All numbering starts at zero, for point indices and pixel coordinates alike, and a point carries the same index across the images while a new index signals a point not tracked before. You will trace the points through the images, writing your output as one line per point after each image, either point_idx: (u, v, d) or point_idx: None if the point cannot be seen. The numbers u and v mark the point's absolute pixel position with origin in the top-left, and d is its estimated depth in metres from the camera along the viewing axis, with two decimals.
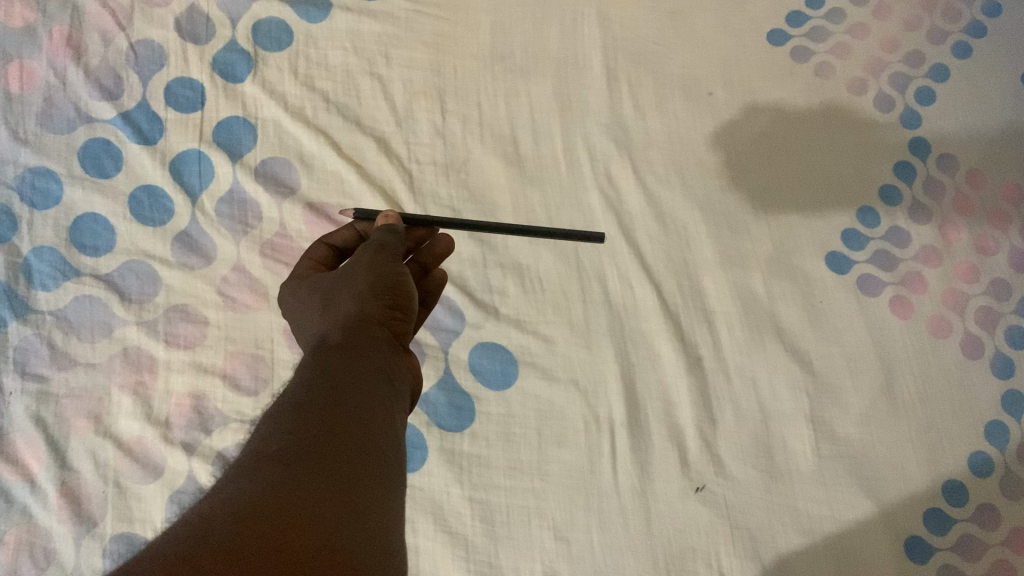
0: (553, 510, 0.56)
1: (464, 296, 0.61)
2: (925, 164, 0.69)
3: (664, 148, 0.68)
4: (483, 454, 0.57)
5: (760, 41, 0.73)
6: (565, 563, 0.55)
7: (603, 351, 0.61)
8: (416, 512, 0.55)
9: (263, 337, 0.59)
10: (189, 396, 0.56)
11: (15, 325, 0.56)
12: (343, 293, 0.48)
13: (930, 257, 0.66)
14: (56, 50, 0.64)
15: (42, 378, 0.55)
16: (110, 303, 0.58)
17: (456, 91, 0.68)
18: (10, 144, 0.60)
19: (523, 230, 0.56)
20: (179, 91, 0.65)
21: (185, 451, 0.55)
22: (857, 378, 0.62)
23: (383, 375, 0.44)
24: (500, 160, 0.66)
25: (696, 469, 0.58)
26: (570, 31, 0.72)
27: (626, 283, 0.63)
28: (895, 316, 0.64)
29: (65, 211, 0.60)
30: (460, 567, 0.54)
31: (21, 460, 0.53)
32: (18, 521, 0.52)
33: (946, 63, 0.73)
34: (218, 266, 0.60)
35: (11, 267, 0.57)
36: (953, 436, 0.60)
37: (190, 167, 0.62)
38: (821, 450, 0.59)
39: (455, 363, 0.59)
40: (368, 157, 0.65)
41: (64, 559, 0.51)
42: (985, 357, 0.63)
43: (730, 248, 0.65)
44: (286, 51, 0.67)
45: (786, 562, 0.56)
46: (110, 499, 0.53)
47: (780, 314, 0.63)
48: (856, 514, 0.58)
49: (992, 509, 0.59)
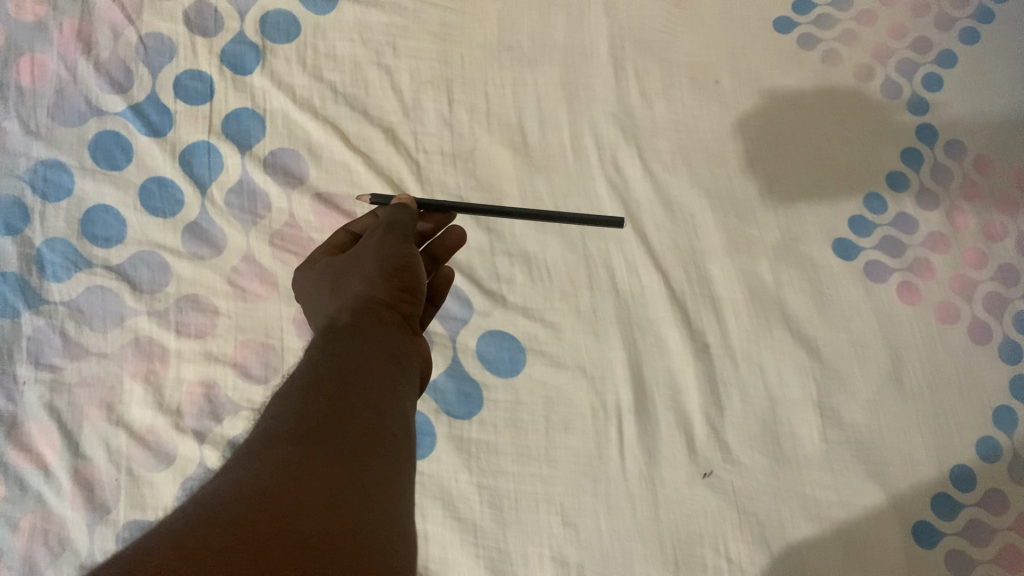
0: (561, 496, 0.56)
1: (472, 285, 0.61)
2: (932, 150, 0.69)
3: (672, 136, 0.68)
4: (491, 440, 0.57)
5: (767, 29, 0.73)
6: (573, 549, 0.55)
7: (610, 338, 0.61)
8: (425, 497, 0.55)
9: (273, 326, 0.59)
10: (200, 384, 0.57)
11: (28, 315, 0.57)
12: (352, 276, 0.49)
13: (938, 243, 0.66)
14: (67, 43, 0.64)
15: (55, 367, 0.56)
16: (121, 293, 0.58)
17: (463, 81, 0.69)
18: (22, 137, 0.61)
19: (545, 216, 0.56)
20: (188, 82, 0.65)
21: (196, 439, 0.55)
22: (865, 365, 0.62)
23: (392, 358, 0.45)
24: (506, 150, 0.66)
25: (704, 455, 0.58)
26: (576, 20, 0.72)
27: (633, 270, 0.63)
28: (903, 302, 0.64)
29: (77, 203, 0.60)
30: (469, 553, 0.54)
31: (34, 447, 0.54)
32: (33, 508, 0.52)
33: (954, 49, 0.72)
34: (228, 256, 0.61)
35: (24, 258, 0.58)
36: (961, 422, 0.60)
37: (200, 158, 0.63)
38: (828, 435, 0.59)
39: (463, 351, 0.60)
40: (376, 147, 0.65)
41: (78, 546, 0.52)
42: (993, 342, 0.63)
43: (737, 235, 0.65)
44: (294, 43, 0.68)
45: (794, 547, 0.56)
46: (122, 486, 0.54)
47: (787, 301, 0.63)
48: (864, 500, 0.58)
49: (1000, 494, 0.58)
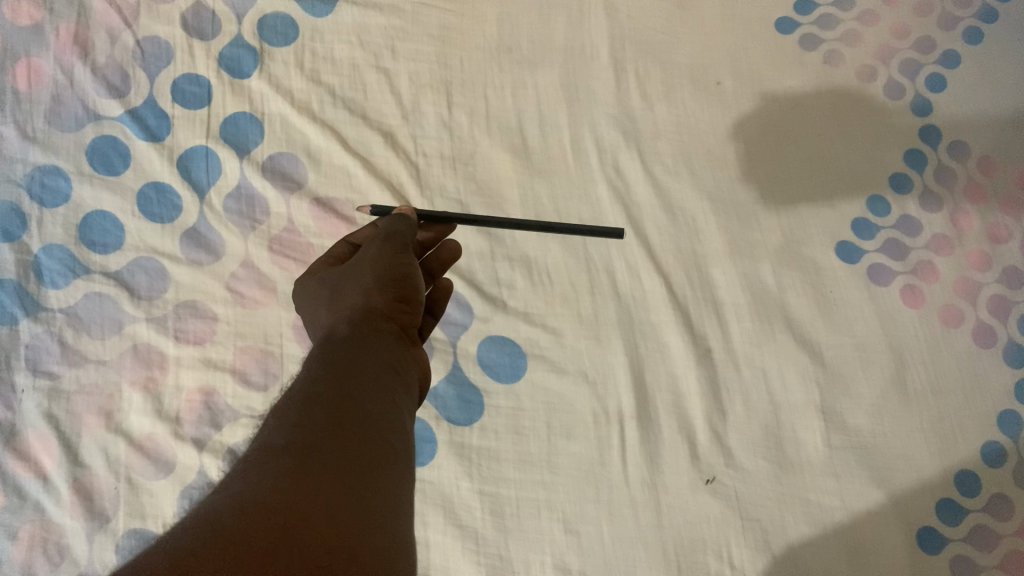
0: (563, 503, 0.56)
1: (473, 290, 0.61)
2: (936, 152, 0.68)
3: (673, 138, 0.68)
4: (492, 447, 0.57)
5: (769, 30, 0.72)
6: (575, 556, 0.55)
7: (612, 343, 0.60)
8: (426, 504, 0.55)
9: (273, 332, 0.59)
10: (199, 392, 0.56)
11: (26, 322, 0.56)
12: (349, 287, 0.48)
13: (942, 246, 0.65)
14: (63, 47, 0.64)
15: (53, 374, 0.56)
16: (120, 299, 0.58)
17: (463, 84, 0.68)
18: (20, 143, 0.61)
19: (546, 227, 0.56)
20: (186, 87, 0.65)
21: (196, 447, 0.55)
22: (869, 369, 0.61)
23: (390, 369, 0.44)
24: (507, 154, 0.66)
25: (706, 461, 0.58)
26: (576, 21, 0.71)
27: (635, 275, 0.63)
28: (906, 305, 0.63)
29: (75, 209, 0.60)
30: (470, 560, 0.54)
31: (33, 456, 0.53)
32: (32, 516, 0.52)
33: (957, 49, 0.72)
34: (227, 262, 0.60)
35: (22, 265, 0.58)
36: (965, 425, 0.60)
37: (198, 163, 0.63)
38: (831, 440, 0.59)
39: (464, 357, 0.59)
40: (375, 151, 0.65)
41: (77, 555, 0.52)
42: (998, 346, 0.62)
43: (739, 238, 0.65)
44: (292, 46, 0.67)
45: (797, 552, 0.56)
46: (122, 494, 0.53)
47: (790, 304, 0.63)
48: (866, 504, 0.57)
49: (1005, 499, 0.58)
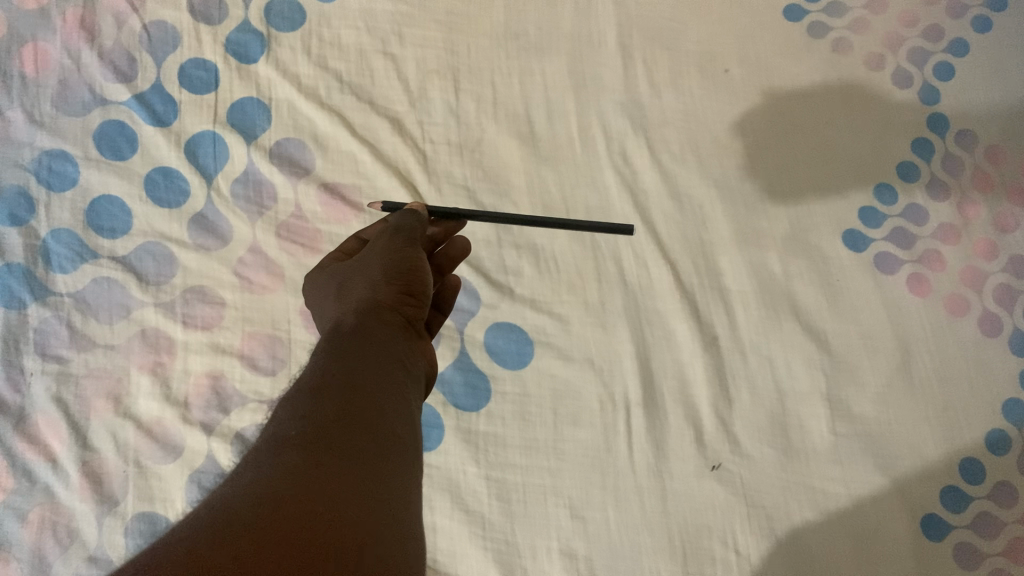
0: (569, 489, 0.56)
1: (479, 277, 0.61)
2: (943, 141, 0.68)
3: (680, 126, 0.68)
4: (499, 433, 0.57)
5: (777, 17, 0.72)
6: (581, 542, 0.55)
7: (618, 330, 0.61)
8: (433, 490, 0.55)
9: (280, 318, 0.59)
10: (206, 376, 0.57)
11: (34, 306, 0.56)
12: (357, 281, 0.48)
13: (948, 234, 0.65)
14: (70, 32, 0.64)
15: (62, 359, 0.56)
16: (128, 284, 0.58)
17: (470, 70, 0.68)
18: (27, 127, 0.61)
19: (552, 223, 0.56)
20: (192, 72, 0.64)
21: (204, 431, 0.55)
22: (875, 358, 0.61)
23: (398, 362, 0.44)
24: (514, 140, 0.66)
25: (712, 448, 0.58)
26: (584, 8, 0.71)
27: (641, 263, 0.63)
28: (913, 293, 0.63)
29: (82, 193, 0.60)
30: (477, 545, 0.54)
31: (42, 440, 0.54)
32: (42, 500, 0.52)
33: (966, 38, 0.72)
34: (235, 247, 0.60)
35: (30, 249, 0.58)
36: (970, 414, 0.60)
37: (205, 148, 0.62)
38: (836, 428, 0.59)
39: (470, 343, 0.59)
40: (382, 138, 0.65)
41: (87, 537, 0.52)
42: (1003, 335, 0.62)
43: (745, 226, 0.65)
44: (299, 31, 0.67)
45: (800, 537, 0.56)
46: (131, 478, 0.54)
47: (796, 293, 0.63)
48: (869, 489, 0.58)
49: (1010, 487, 0.58)
